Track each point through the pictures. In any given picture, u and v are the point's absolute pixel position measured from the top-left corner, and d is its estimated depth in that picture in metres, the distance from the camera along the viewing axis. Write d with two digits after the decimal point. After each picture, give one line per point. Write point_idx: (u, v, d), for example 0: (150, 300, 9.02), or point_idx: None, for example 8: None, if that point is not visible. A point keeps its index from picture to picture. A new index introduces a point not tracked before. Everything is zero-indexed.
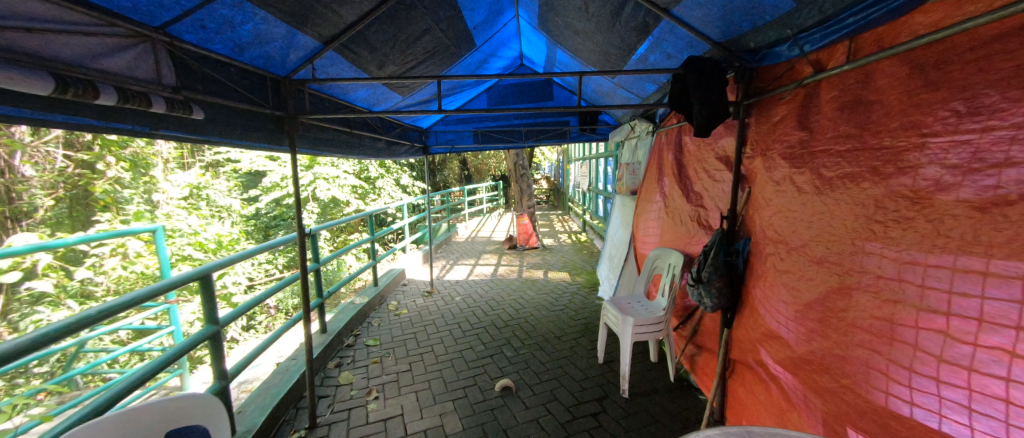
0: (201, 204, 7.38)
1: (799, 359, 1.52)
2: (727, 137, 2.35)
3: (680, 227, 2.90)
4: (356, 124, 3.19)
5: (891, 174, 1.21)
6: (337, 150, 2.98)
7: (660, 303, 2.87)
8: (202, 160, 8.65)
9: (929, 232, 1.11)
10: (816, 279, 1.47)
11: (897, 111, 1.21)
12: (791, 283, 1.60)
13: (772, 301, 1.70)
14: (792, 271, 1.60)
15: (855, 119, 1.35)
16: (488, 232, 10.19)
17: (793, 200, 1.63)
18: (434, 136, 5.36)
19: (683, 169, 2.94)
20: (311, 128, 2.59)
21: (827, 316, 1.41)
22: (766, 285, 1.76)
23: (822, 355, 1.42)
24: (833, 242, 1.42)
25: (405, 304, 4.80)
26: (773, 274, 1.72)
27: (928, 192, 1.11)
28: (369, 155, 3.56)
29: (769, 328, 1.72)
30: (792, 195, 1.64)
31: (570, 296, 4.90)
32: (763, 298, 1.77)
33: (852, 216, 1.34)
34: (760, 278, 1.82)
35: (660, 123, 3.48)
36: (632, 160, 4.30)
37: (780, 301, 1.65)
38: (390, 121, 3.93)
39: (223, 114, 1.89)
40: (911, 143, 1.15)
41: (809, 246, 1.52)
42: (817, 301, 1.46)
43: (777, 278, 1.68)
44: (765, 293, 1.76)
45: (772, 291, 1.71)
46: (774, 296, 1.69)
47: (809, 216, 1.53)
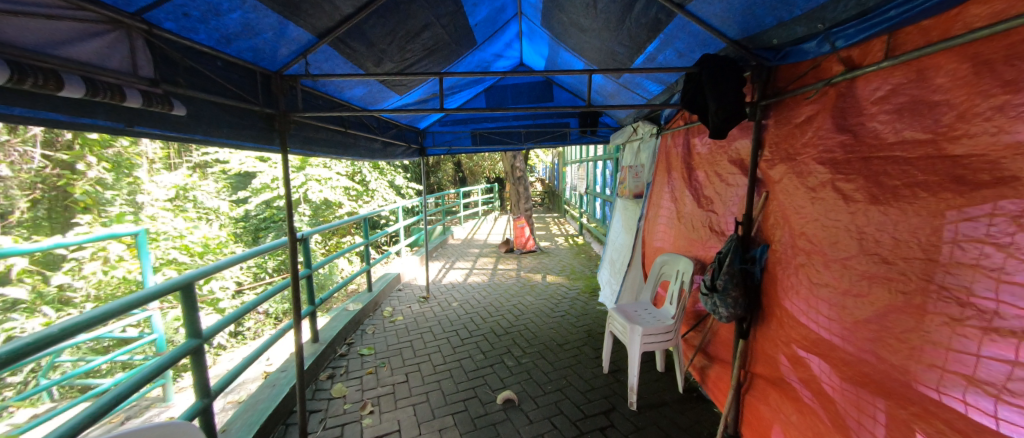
0: (187, 206, 7.16)
1: (855, 381, 1.44)
2: (742, 140, 2.26)
3: (689, 232, 2.81)
4: (352, 123, 3.05)
5: (969, 182, 1.10)
6: (331, 151, 2.84)
7: (669, 311, 2.77)
8: (190, 161, 8.43)
9: (1013, 248, 1.00)
10: (871, 296, 1.38)
11: (967, 112, 1.10)
12: (839, 299, 1.51)
13: (816, 316, 1.62)
14: (839, 287, 1.51)
15: (913, 122, 1.25)
16: (483, 235, 10.05)
17: (835, 210, 1.54)
18: (431, 137, 5.24)
19: (692, 173, 2.85)
20: (305, 127, 2.44)
21: (884, 335, 1.33)
22: (806, 299, 1.68)
23: (881, 378, 1.34)
24: (893, 256, 1.31)
25: (400, 310, 4.64)
26: (813, 287, 1.64)
27: (1010, 203, 1.00)
28: (365, 156, 3.42)
29: (811, 344, 1.64)
30: (833, 204, 1.54)
31: (571, 302, 4.79)
32: (804, 312, 1.69)
33: (920, 228, 1.23)
34: (797, 291, 1.74)
35: (666, 124, 3.40)
36: (635, 163, 4.21)
37: (826, 317, 1.57)
38: (386, 121, 3.80)
39: (206, 111, 1.73)
40: (987, 148, 1.05)
41: (857, 260, 1.44)
42: (872, 320, 1.37)
43: (820, 292, 1.60)
44: (805, 307, 1.68)
45: (812, 307, 1.64)
46: (817, 311, 1.61)
47: (860, 229, 1.43)
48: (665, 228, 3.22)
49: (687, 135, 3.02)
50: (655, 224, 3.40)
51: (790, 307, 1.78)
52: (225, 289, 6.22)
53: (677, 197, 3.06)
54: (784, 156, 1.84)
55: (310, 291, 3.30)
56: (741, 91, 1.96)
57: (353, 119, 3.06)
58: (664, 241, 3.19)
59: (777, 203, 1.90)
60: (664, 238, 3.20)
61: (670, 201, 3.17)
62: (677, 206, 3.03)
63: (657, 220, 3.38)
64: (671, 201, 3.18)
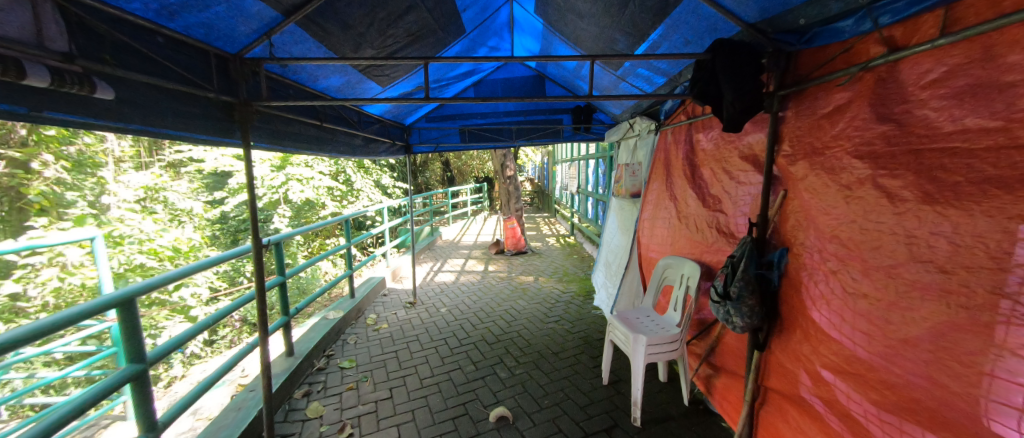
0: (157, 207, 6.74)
1: (902, 407, 1.28)
2: (755, 134, 2.08)
3: (693, 234, 2.62)
4: (328, 116, 2.78)
5: None
6: (304, 146, 2.57)
7: (673, 318, 2.59)
8: (162, 159, 7.98)
9: None
10: (924, 310, 1.22)
11: None
12: (881, 313, 1.35)
13: (850, 331, 1.45)
14: (882, 300, 1.35)
15: (982, 109, 1.09)
16: (473, 235, 9.81)
17: (877, 212, 1.36)
18: (417, 133, 4.97)
19: (696, 170, 2.67)
20: (272, 119, 2.17)
21: (943, 355, 1.18)
22: (839, 311, 1.51)
23: (938, 405, 1.19)
24: (953, 266, 1.16)
25: (385, 317, 4.37)
26: (850, 298, 1.46)
27: None
28: (343, 153, 3.13)
29: (843, 362, 1.48)
30: (875, 204, 1.37)
31: (564, 306, 4.60)
32: (833, 326, 1.53)
33: (989, 233, 1.07)
34: (826, 301, 1.57)
35: (665, 120, 3.24)
36: (632, 161, 4.03)
37: (865, 333, 1.40)
38: (368, 115, 3.53)
39: (145, 97, 1.45)
40: None
41: (905, 269, 1.28)
42: (926, 338, 1.21)
43: (857, 304, 1.43)
44: (836, 320, 1.51)
45: (846, 319, 1.47)
46: (853, 325, 1.44)
47: (910, 233, 1.27)
48: (664, 229, 3.03)
49: (689, 131, 2.84)
50: (654, 225, 3.21)
51: (815, 320, 1.61)
52: (198, 295, 5.84)
53: (678, 196, 2.88)
54: (810, 150, 1.67)
55: (283, 299, 3.01)
56: (759, 79, 1.78)
57: (329, 111, 2.79)
58: (663, 243, 3.01)
59: (800, 204, 1.73)
60: (663, 240, 3.02)
61: (670, 200, 2.99)
62: (678, 205, 2.85)
63: (656, 220, 3.19)
64: (670, 200, 3.00)
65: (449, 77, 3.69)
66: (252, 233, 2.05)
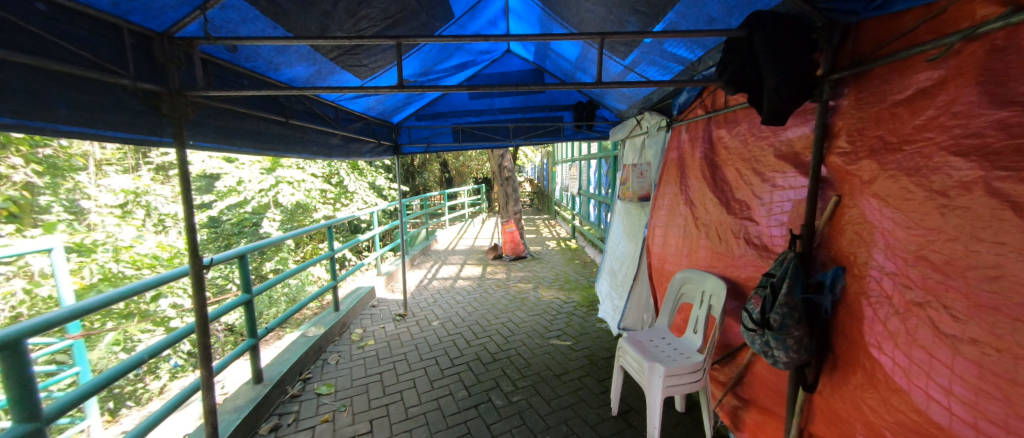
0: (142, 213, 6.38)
1: None
2: (797, 128, 1.73)
3: (715, 245, 2.27)
4: (295, 111, 2.42)
5: None
6: (265, 146, 2.22)
7: (693, 342, 2.24)
8: (150, 162, 7.65)
9: None
10: None
11: None
12: (995, 367, 0.99)
13: (941, 384, 1.11)
14: (1000, 350, 0.98)
15: None
16: (470, 239, 9.47)
17: (992, 228, 1.00)
18: (406, 132, 4.65)
19: (718, 172, 2.32)
20: (219, 113, 1.82)
21: None
22: (910, 354, 1.19)
23: None
24: None
25: (371, 332, 4.02)
26: (942, 341, 1.11)
27: None
28: (316, 154, 2.78)
29: (927, 424, 1.14)
30: (987, 218, 1.01)
31: (567, 318, 4.25)
32: (902, 372, 1.21)
33: None
34: (892, 339, 1.25)
35: (679, 114, 2.90)
36: (639, 161, 3.69)
37: (965, 391, 1.05)
38: (348, 112, 3.19)
39: (12, 78, 1.10)
40: None
41: None
42: None
43: (955, 351, 1.08)
44: (908, 365, 1.19)
45: (936, 368, 1.12)
46: (946, 377, 1.10)
47: None
48: (679, 237, 2.68)
49: (709, 126, 2.49)
50: (667, 233, 2.87)
51: (877, 362, 1.29)
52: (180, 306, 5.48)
53: (695, 200, 2.53)
54: (878, 146, 1.32)
55: (249, 318, 2.66)
56: (813, 59, 1.43)
57: (296, 106, 2.44)
58: (679, 253, 2.66)
59: (866, 214, 1.37)
60: (679, 250, 2.67)
61: (686, 205, 2.64)
62: (696, 211, 2.50)
63: (669, 228, 2.84)
64: (685, 205, 2.65)
65: (437, 69, 3.44)
66: (190, 249, 1.66)
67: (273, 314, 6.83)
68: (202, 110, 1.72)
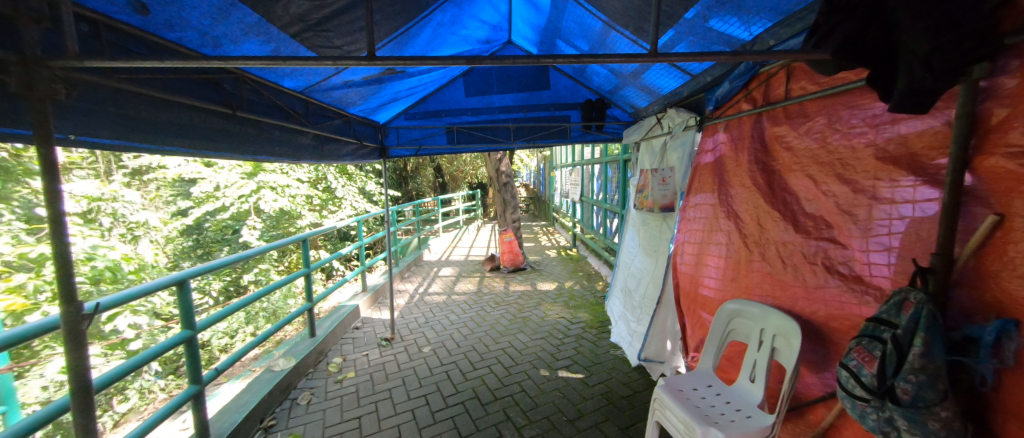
0: (109, 223, 5.73)
1: None
2: (915, 122, 1.28)
3: (777, 271, 1.81)
4: (243, 102, 1.92)
5: None
6: (200, 144, 1.72)
7: (754, 397, 1.76)
8: (125, 166, 7.04)
9: None
10: None
11: None
12: None
13: None
14: None
15: None
16: (465, 248, 8.97)
17: None
18: (394, 133, 4.12)
19: (779, 179, 1.85)
20: (116, 96, 1.32)
21: None
22: None
23: None
24: None
25: (352, 361, 3.49)
26: None
27: None
28: (276, 156, 2.26)
29: None
30: None
31: (575, 341, 3.77)
32: None
33: None
34: None
35: (713, 110, 2.45)
36: (658, 166, 3.23)
37: None
38: (319, 106, 2.69)
39: None
40: None
41: None
42: None
43: None
44: None
45: None
46: None
47: None
48: (721, 258, 2.21)
49: (762, 124, 2.03)
50: (701, 252, 2.40)
51: None
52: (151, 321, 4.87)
53: (743, 215, 2.06)
54: None
55: (190, 360, 2.14)
56: (987, 14, 0.96)
57: (244, 96, 1.93)
58: (720, 277, 2.20)
59: None
60: (719, 274, 2.21)
61: (729, 219, 2.17)
62: (746, 228, 2.03)
63: (705, 247, 2.37)
64: (728, 219, 2.18)
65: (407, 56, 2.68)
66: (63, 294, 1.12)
67: (251, 332, 6.21)
68: (78, 90, 1.20)
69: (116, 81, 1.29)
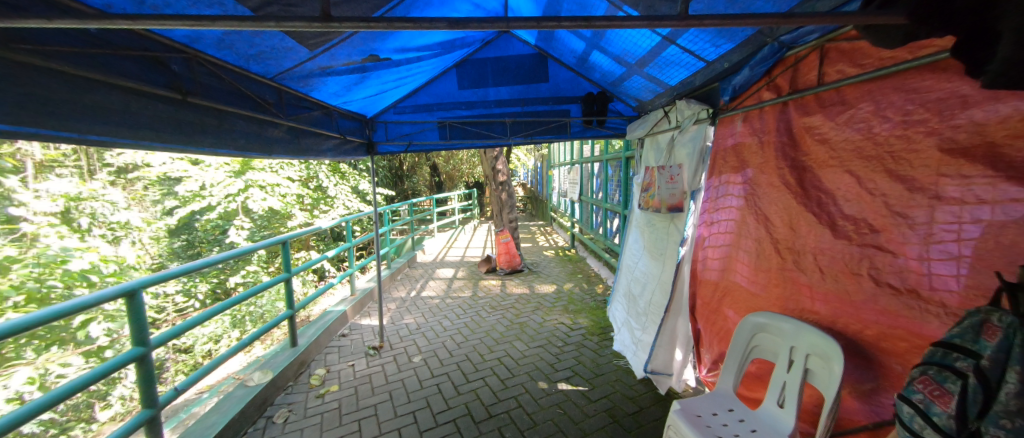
0: (88, 224, 5.41)
1: None
2: (993, 107, 1.06)
3: (816, 282, 1.60)
4: (196, 86, 1.67)
5: None
6: (140, 134, 1.47)
7: (783, 425, 1.54)
8: (109, 164, 6.73)
9: None
10: None
11: None
12: None
13: None
14: None
15: None
16: (461, 249, 8.72)
17: None
18: (382, 129, 3.87)
19: (812, 177, 1.64)
20: (13, 70, 1.09)
21: None
22: None
23: None
24: None
25: (336, 373, 3.25)
26: None
27: None
28: (242, 150, 2.01)
29: None
30: None
31: (576, 350, 3.54)
32: None
33: None
34: None
35: (730, 101, 2.23)
36: (665, 163, 3.01)
37: None
38: (295, 96, 2.44)
39: None
40: None
41: None
42: None
43: None
44: None
45: None
46: None
47: None
48: (750, 266, 2.01)
49: (789, 114, 1.80)
50: (729, 258, 2.20)
51: None
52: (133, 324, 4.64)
53: (774, 218, 1.84)
54: None
55: (143, 381, 1.89)
56: None
57: (200, 81, 1.69)
58: (749, 286, 2.00)
59: None
60: (749, 283, 2.01)
61: (758, 223, 1.96)
62: (778, 232, 1.82)
63: (733, 253, 2.16)
64: (758, 223, 1.97)
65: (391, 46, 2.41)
66: None
67: (236, 337, 5.94)
68: None
69: (8, 51, 1.06)
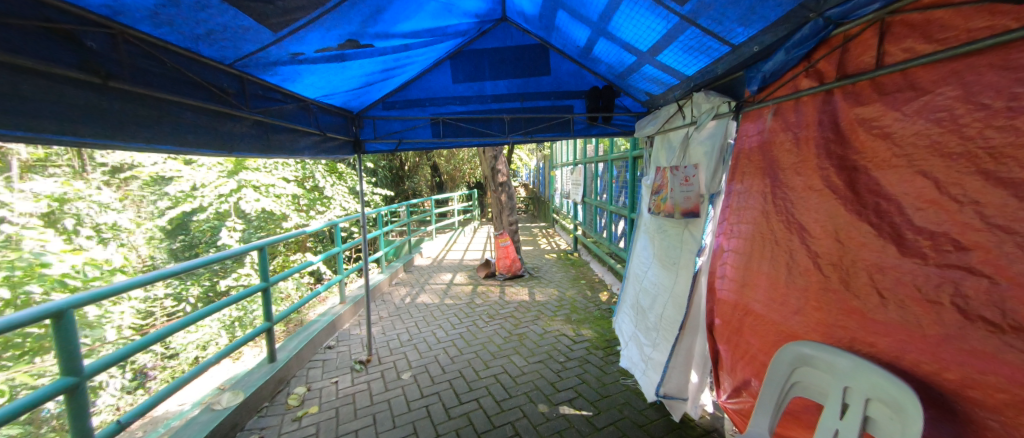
0: (73, 225, 5.14)
1: None
2: None
3: (871, 308, 1.31)
4: (122, 70, 1.41)
5: None
6: (39, 124, 1.20)
7: None
8: (101, 163, 6.52)
9: None
10: None
11: None
12: None
13: None
14: None
15: None
16: (460, 252, 8.43)
17: None
18: (370, 125, 3.59)
19: (866, 178, 1.36)
20: None
21: None
22: None
23: None
24: None
25: (317, 392, 2.98)
26: None
27: None
28: (191, 146, 1.74)
29: None
30: None
31: (580, 366, 3.25)
32: None
33: None
34: None
35: (758, 92, 1.94)
36: (679, 162, 2.72)
37: None
38: (262, 86, 2.17)
39: None
40: None
41: None
42: None
43: None
44: None
45: None
46: None
47: None
48: (779, 283, 1.73)
49: (833, 104, 1.52)
50: (752, 272, 1.92)
51: None
52: (120, 329, 4.40)
53: (814, 228, 1.57)
54: None
55: (71, 416, 1.64)
56: None
57: (128, 63, 1.43)
58: (778, 307, 1.72)
59: None
60: (778, 303, 1.73)
61: (790, 233, 1.68)
62: (818, 245, 1.54)
63: (757, 267, 1.89)
64: (789, 233, 1.69)
65: (374, 31, 2.14)
66: None
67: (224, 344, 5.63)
68: None
69: None
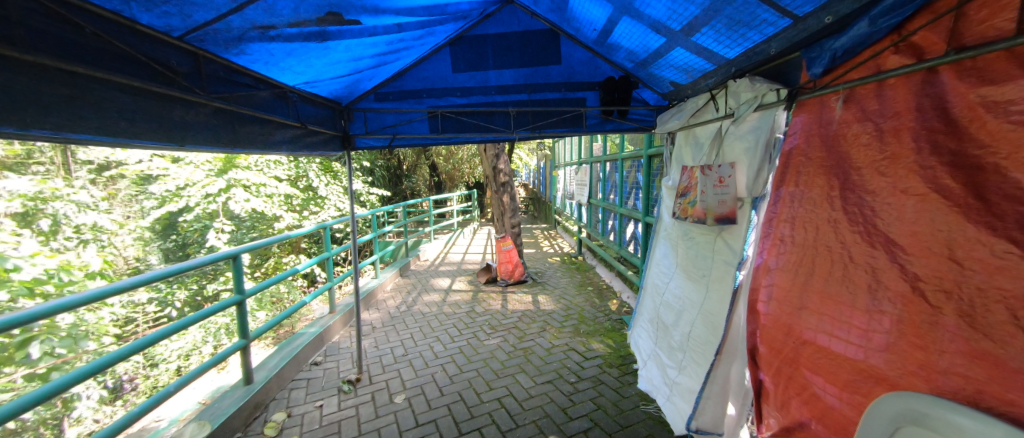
0: (51, 226, 4.72)
1: None
2: None
3: (1011, 355, 0.98)
4: (12, 32, 1.09)
5: None
6: None
7: None
8: (86, 160, 6.17)
9: None
10: None
11: None
12: None
13: None
14: None
15: None
16: (460, 255, 8.07)
17: None
18: (361, 119, 3.24)
19: (997, 181, 1.04)
20: None
21: None
22: None
23: None
24: None
25: (299, 419, 2.64)
26: None
27: None
28: (126, 137, 1.42)
29: None
30: None
31: (593, 386, 2.92)
32: None
33: None
34: None
35: (821, 75, 1.61)
36: (709, 159, 2.40)
37: None
38: (227, 66, 1.85)
39: None
40: None
41: None
42: None
43: None
44: None
45: None
46: None
47: None
48: (859, 310, 1.39)
49: (938, 85, 1.19)
50: (814, 293, 1.58)
51: None
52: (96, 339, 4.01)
53: (909, 243, 1.24)
54: None
55: None
56: None
57: (20, 22, 1.10)
58: (855, 340, 1.38)
59: None
60: (855, 335, 1.39)
61: (872, 249, 1.35)
62: (916, 264, 1.21)
63: (822, 287, 1.54)
64: (869, 248, 1.36)
65: (361, 5, 1.77)
66: None
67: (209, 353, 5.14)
68: None
69: None
